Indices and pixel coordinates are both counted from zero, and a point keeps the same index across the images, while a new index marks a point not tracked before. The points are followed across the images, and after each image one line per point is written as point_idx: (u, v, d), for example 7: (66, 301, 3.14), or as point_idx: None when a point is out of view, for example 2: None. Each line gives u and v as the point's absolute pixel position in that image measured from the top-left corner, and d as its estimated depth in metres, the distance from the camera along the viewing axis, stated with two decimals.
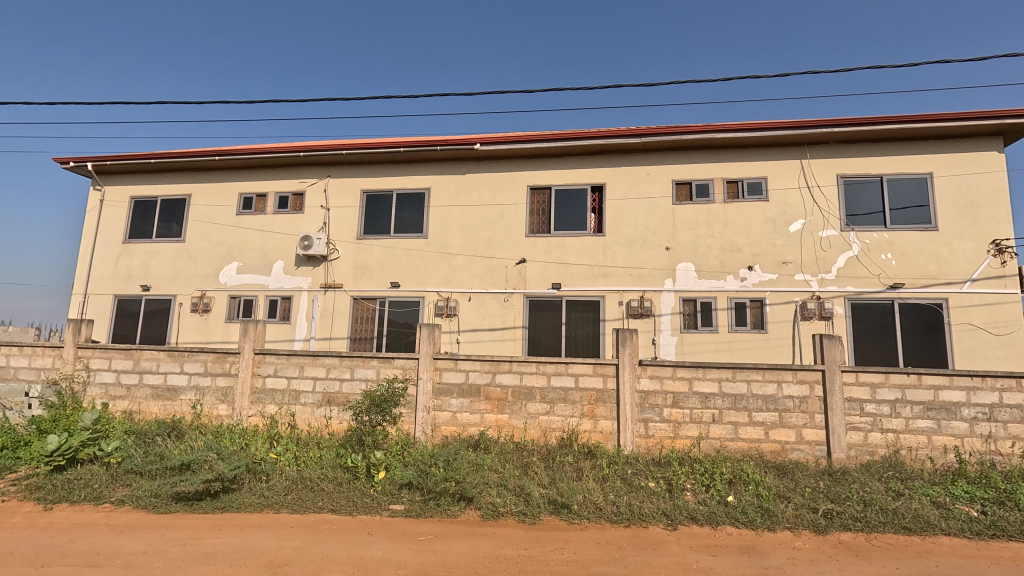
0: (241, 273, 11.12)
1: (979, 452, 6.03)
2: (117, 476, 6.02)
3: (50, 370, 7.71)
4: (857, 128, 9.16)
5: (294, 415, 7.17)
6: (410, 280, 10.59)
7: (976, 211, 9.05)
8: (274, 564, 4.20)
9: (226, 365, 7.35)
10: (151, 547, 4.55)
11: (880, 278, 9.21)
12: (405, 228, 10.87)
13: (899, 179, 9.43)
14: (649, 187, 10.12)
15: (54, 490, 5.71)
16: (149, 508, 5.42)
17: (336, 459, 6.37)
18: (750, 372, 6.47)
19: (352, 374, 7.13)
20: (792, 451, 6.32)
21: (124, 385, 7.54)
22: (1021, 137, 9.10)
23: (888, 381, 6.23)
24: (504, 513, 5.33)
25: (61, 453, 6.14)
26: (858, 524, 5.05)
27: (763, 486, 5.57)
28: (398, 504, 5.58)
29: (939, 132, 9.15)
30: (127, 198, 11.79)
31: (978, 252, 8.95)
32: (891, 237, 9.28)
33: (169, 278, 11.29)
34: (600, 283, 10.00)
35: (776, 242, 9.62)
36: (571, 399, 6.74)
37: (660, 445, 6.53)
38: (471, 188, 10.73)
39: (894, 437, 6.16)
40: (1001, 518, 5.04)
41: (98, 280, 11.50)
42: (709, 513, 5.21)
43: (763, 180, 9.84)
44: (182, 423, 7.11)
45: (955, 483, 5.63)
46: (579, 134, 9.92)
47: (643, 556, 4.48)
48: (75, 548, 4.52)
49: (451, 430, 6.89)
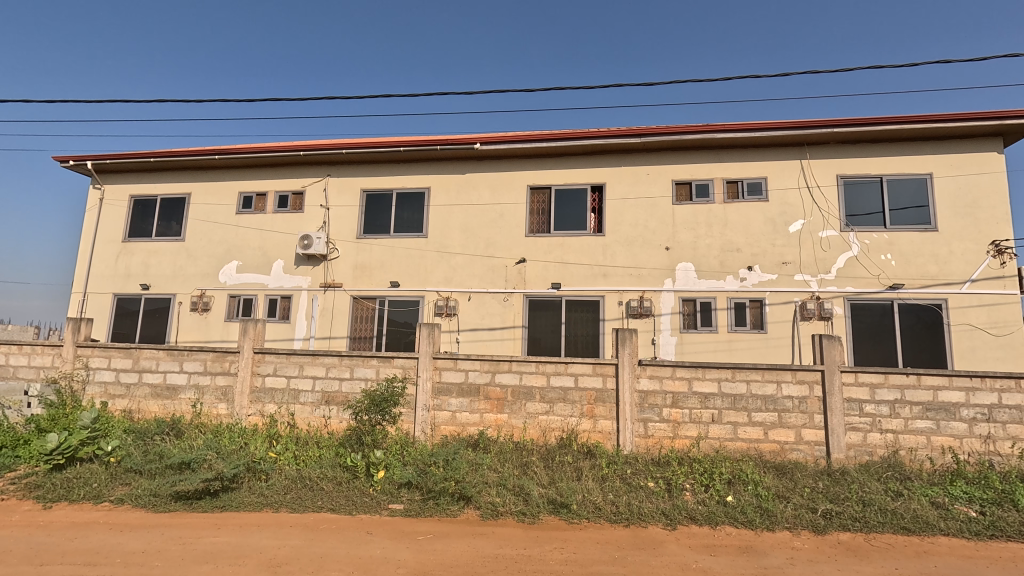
0: (241, 272, 11.11)
1: (978, 452, 6.04)
2: (117, 475, 6.02)
3: (49, 369, 7.71)
4: (857, 129, 9.16)
5: (294, 414, 7.17)
6: (409, 280, 10.59)
7: (976, 212, 9.05)
8: (274, 563, 4.20)
9: (226, 364, 7.34)
10: (150, 545, 4.55)
11: (880, 278, 9.22)
12: (405, 227, 10.87)
13: (898, 179, 9.43)
14: (649, 187, 10.12)
15: (53, 489, 5.70)
16: (149, 507, 5.41)
17: (335, 458, 6.36)
18: (749, 372, 6.48)
19: (352, 373, 7.13)
20: (791, 451, 6.33)
21: (123, 384, 7.54)
22: (1021, 138, 9.11)
23: (887, 381, 6.24)
24: (504, 512, 5.33)
25: (61, 451, 6.15)
26: (857, 524, 5.06)
27: (762, 486, 5.57)
28: (397, 503, 5.59)
29: (938, 133, 9.15)
30: (127, 196, 11.78)
31: (977, 253, 8.96)
32: (891, 237, 9.29)
33: (168, 277, 11.28)
34: (600, 282, 10.01)
35: (776, 242, 9.62)
36: (571, 398, 6.75)
37: (659, 445, 6.53)
38: (470, 187, 10.73)
39: (893, 438, 6.17)
40: (999, 518, 5.05)
41: (97, 279, 11.49)
42: (708, 513, 5.22)
43: (762, 180, 9.84)
44: (182, 421, 7.11)
45: (954, 483, 5.65)
46: (579, 134, 9.92)
47: (642, 556, 4.48)
48: (75, 546, 4.52)
49: (451, 429, 6.89)
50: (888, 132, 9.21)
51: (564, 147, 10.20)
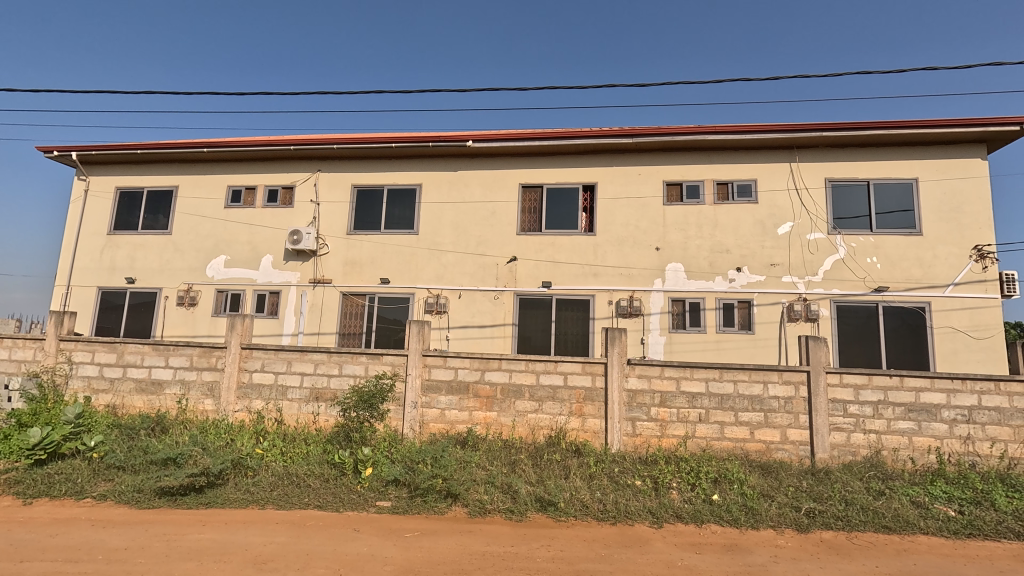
0: (229, 267, 11.01)
1: (958, 453, 6.16)
2: (99, 471, 5.95)
3: (31, 363, 7.61)
4: (844, 133, 9.28)
5: (281, 410, 7.11)
6: (400, 276, 10.56)
7: (960, 216, 9.20)
8: (259, 560, 4.17)
9: (213, 359, 7.28)
10: (133, 542, 4.50)
11: (866, 281, 9.35)
12: (396, 224, 10.83)
13: (885, 183, 9.56)
14: (640, 187, 10.18)
15: (32, 485, 5.61)
16: (132, 504, 5.35)
17: (323, 455, 6.32)
18: (736, 372, 6.54)
19: (341, 370, 7.11)
20: (776, 450, 6.40)
21: (107, 378, 7.44)
22: (1003, 145, 9.28)
23: (871, 383, 6.33)
24: (491, 510, 5.33)
25: (43, 446, 6.07)
26: (839, 523, 5.13)
27: (747, 485, 5.65)
28: (385, 500, 5.58)
29: (923, 138, 9.29)
30: (112, 188, 11.61)
31: (961, 257, 9.10)
32: (877, 241, 9.42)
33: (155, 270, 11.14)
34: (590, 281, 10.04)
35: (765, 244, 9.72)
36: (559, 397, 6.77)
37: (646, 444, 6.58)
38: (462, 184, 10.71)
39: (876, 438, 6.26)
40: (977, 518, 5.16)
41: (82, 271, 11.33)
42: (694, 511, 5.28)
43: (753, 182, 9.92)
44: (167, 417, 7.03)
45: (934, 483, 5.76)
46: (571, 134, 9.93)
47: (627, 554, 4.51)
48: (56, 542, 4.46)
49: (439, 427, 6.89)
50: (876, 136, 9.32)
51: (556, 146, 10.21)
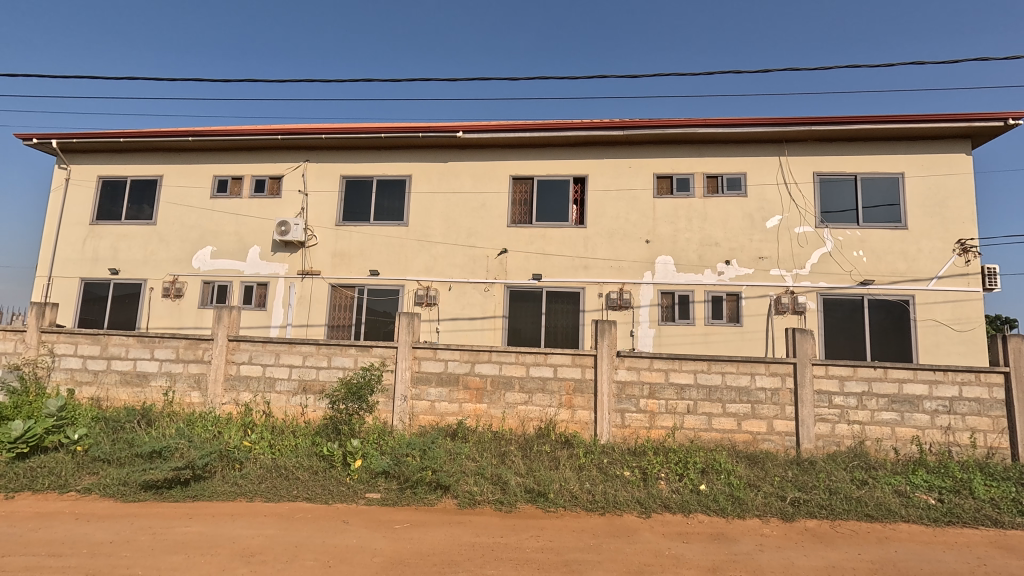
0: (216, 258, 10.86)
1: (939, 443, 6.28)
2: (84, 464, 5.87)
3: (12, 355, 7.46)
4: (832, 128, 9.34)
5: (269, 403, 7.05)
6: (390, 268, 10.49)
7: (944, 211, 9.33)
8: (246, 553, 4.15)
9: (199, 352, 7.20)
10: (118, 536, 4.45)
11: (852, 274, 9.46)
12: (385, 215, 10.75)
13: (873, 178, 9.66)
14: (631, 180, 10.19)
15: (15, 478, 5.53)
16: (116, 497, 5.29)
17: (312, 447, 6.28)
18: (725, 364, 6.61)
19: (329, 362, 7.06)
20: (762, 441, 6.49)
21: (91, 371, 7.33)
22: (988, 140, 9.40)
23: (856, 375, 6.43)
24: (482, 501, 5.35)
25: (25, 440, 5.99)
26: (824, 512, 5.21)
27: (734, 475, 5.72)
28: (374, 492, 5.58)
29: (909, 133, 9.40)
30: (94, 177, 11.38)
31: (944, 251, 9.24)
32: (863, 235, 9.54)
33: (139, 261, 10.97)
34: (580, 274, 10.06)
35: (753, 237, 9.78)
36: (549, 389, 6.79)
37: (635, 435, 6.63)
38: (452, 175, 10.64)
39: (860, 428, 6.37)
40: (956, 505, 5.29)
41: (63, 262, 11.12)
42: (682, 501, 5.34)
43: (742, 175, 9.97)
44: (153, 410, 6.95)
45: (916, 472, 5.88)
46: (562, 125, 9.89)
47: (616, 543, 4.56)
48: (39, 536, 4.41)
49: (429, 419, 6.88)
50: (865, 130, 9.37)
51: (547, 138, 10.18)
